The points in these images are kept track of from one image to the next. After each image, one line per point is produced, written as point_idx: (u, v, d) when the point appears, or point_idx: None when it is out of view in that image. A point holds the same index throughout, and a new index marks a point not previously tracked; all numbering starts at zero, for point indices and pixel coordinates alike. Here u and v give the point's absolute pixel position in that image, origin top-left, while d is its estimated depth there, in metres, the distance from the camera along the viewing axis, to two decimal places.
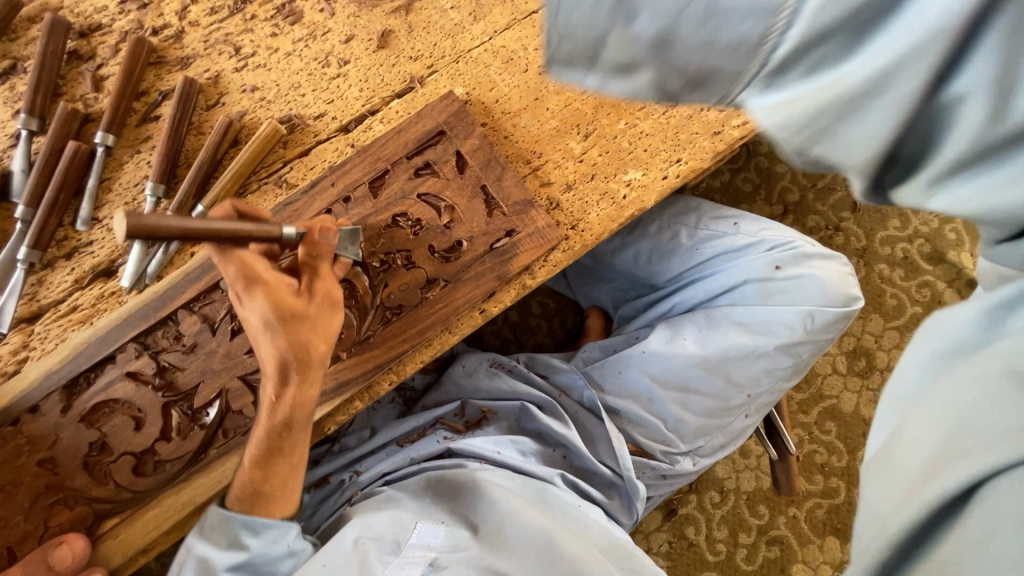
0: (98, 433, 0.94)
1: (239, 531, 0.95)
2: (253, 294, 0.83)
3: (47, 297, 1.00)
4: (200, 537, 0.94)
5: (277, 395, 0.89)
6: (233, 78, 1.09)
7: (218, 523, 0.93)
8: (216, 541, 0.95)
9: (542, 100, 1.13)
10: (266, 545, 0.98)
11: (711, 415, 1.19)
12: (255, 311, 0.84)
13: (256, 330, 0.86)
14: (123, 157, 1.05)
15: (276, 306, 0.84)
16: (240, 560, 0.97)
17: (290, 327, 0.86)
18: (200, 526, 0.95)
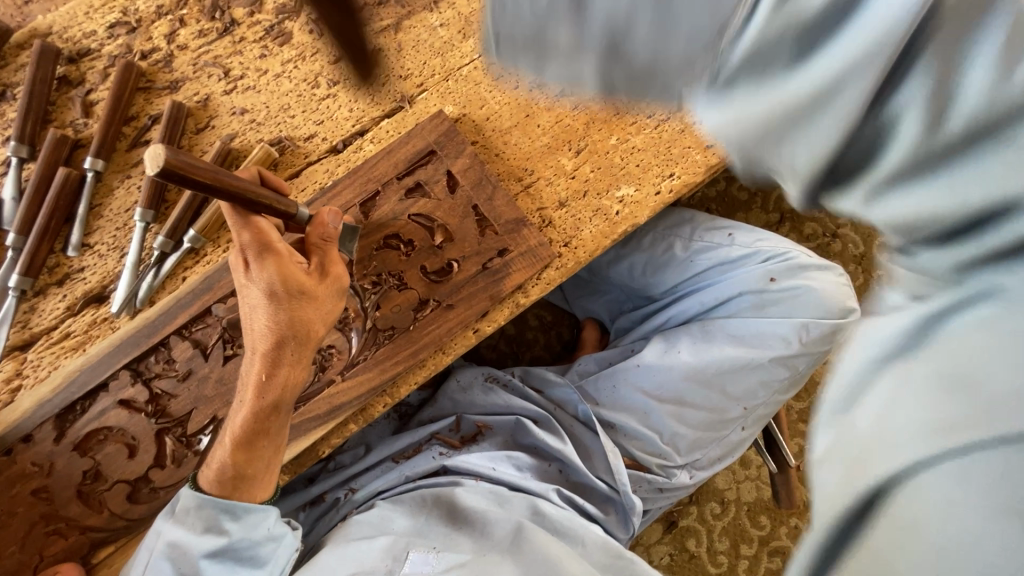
0: (91, 461, 0.94)
1: (218, 512, 0.91)
2: (263, 265, 0.87)
3: (40, 324, 1.00)
4: (173, 523, 0.89)
5: (266, 370, 0.88)
6: (223, 101, 1.09)
7: (198, 503, 0.89)
8: (193, 524, 0.90)
9: (533, 117, 1.13)
10: (245, 529, 0.93)
11: (707, 427, 1.18)
12: (261, 279, 0.87)
13: (256, 307, 0.88)
14: (113, 182, 1.05)
15: (283, 278, 0.87)
16: (217, 544, 0.91)
17: (292, 299, 0.88)
18: (173, 511, 0.90)
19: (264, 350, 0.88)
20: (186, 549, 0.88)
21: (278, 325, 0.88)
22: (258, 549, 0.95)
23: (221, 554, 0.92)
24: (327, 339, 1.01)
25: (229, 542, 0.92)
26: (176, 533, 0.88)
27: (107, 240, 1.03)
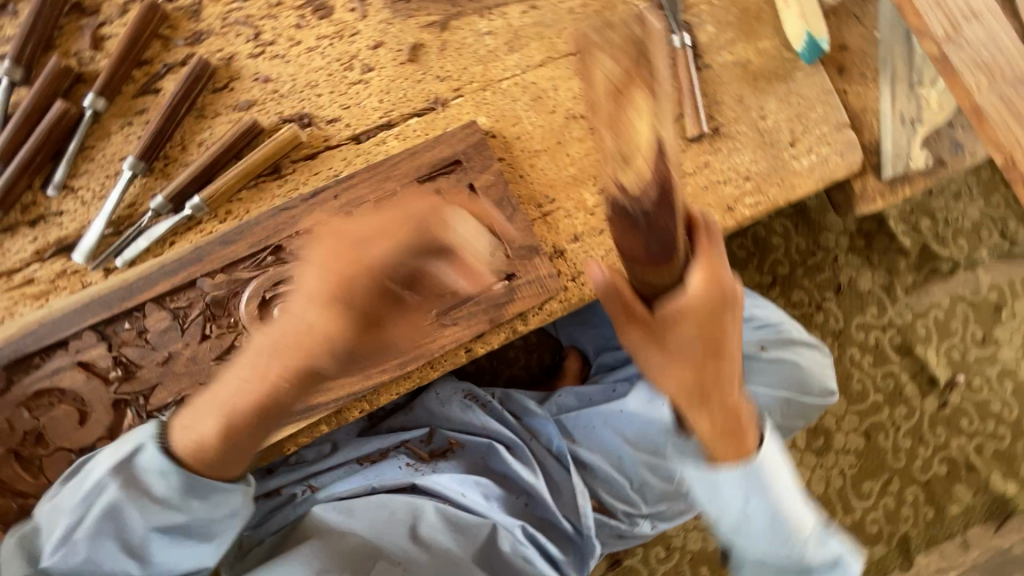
0: (36, 423, 0.86)
1: (176, 486, 0.84)
2: (336, 295, 0.67)
3: (3, 265, 0.92)
4: (126, 481, 0.83)
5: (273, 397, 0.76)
6: (247, 64, 1.02)
7: (157, 470, 0.83)
8: (150, 488, 0.84)
9: (564, 145, 1.11)
10: (203, 510, 0.86)
11: (676, 482, 1.20)
12: (320, 316, 0.68)
13: (295, 336, 0.71)
14: (111, 127, 0.96)
15: (360, 319, 0.69)
16: (167, 516, 0.85)
17: (294, 342, 0.71)
18: (128, 465, 0.83)
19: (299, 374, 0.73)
20: (136, 513, 0.84)
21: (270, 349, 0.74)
22: (215, 529, 0.89)
23: (171, 526, 0.86)
24: None
25: (182, 518, 0.86)
26: (127, 494, 0.83)
27: (93, 186, 0.95)
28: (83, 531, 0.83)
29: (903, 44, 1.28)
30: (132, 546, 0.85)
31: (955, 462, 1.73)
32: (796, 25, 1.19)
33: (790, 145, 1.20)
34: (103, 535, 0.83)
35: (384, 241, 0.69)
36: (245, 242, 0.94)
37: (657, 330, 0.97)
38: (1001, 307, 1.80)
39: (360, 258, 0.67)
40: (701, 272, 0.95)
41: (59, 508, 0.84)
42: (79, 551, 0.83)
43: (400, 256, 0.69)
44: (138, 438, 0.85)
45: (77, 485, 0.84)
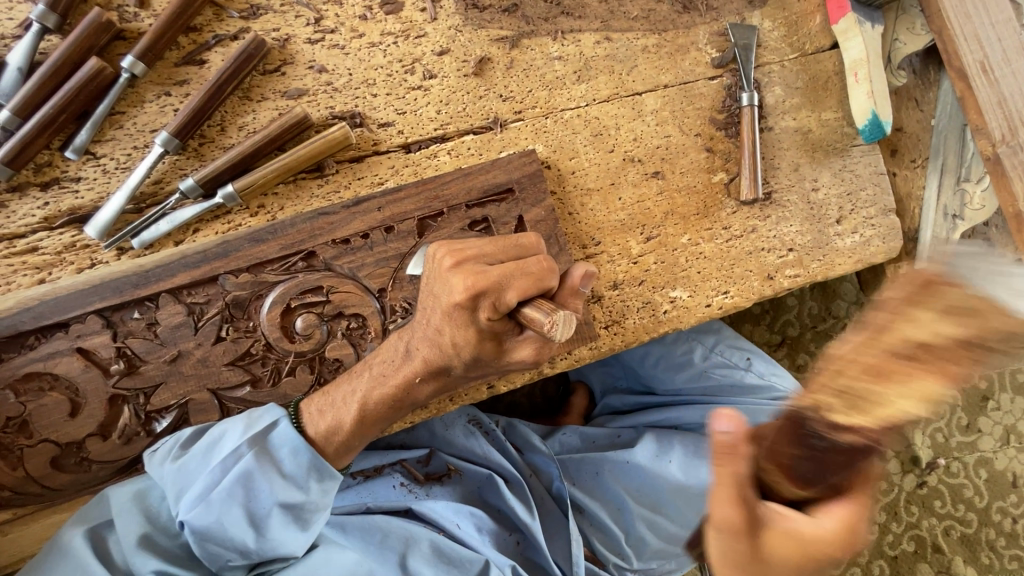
0: (21, 409, 0.79)
1: (305, 464, 0.80)
2: (467, 319, 0.76)
3: (4, 227, 0.83)
4: (262, 452, 0.78)
5: (391, 393, 0.82)
6: (303, 50, 0.95)
7: (291, 446, 0.80)
8: (277, 462, 0.79)
9: (617, 188, 1.07)
10: (315, 493, 0.82)
11: (671, 541, 1.20)
12: (502, 347, 0.80)
13: (437, 339, 0.80)
14: (147, 94, 0.88)
15: (497, 345, 0.80)
16: (295, 498, 0.80)
17: (490, 360, 0.81)
18: (264, 438, 0.79)
19: (430, 367, 0.81)
20: (265, 487, 0.78)
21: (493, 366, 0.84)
22: (319, 516, 0.83)
23: (290, 508, 0.80)
24: (336, 352, 0.90)
25: (302, 501, 0.80)
26: (262, 465, 0.78)
27: (118, 156, 0.87)
28: (218, 500, 0.77)
29: (959, 136, 1.25)
30: (249, 526, 0.78)
31: (922, 542, 1.58)
32: (862, 105, 1.15)
33: (837, 221, 1.19)
34: (231, 504, 0.77)
35: (510, 290, 0.73)
36: (276, 244, 0.88)
37: (759, 522, 0.58)
38: (989, 398, 1.63)
39: (487, 304, 0.74)
40: (843, 505, 0.58)
41: (166, 478, 0.77)
42: (201, 521, 0.76)
43: (530, 312, 0.73)
44: (271, 414, 0.81)
45: (203, 455, 0.78)
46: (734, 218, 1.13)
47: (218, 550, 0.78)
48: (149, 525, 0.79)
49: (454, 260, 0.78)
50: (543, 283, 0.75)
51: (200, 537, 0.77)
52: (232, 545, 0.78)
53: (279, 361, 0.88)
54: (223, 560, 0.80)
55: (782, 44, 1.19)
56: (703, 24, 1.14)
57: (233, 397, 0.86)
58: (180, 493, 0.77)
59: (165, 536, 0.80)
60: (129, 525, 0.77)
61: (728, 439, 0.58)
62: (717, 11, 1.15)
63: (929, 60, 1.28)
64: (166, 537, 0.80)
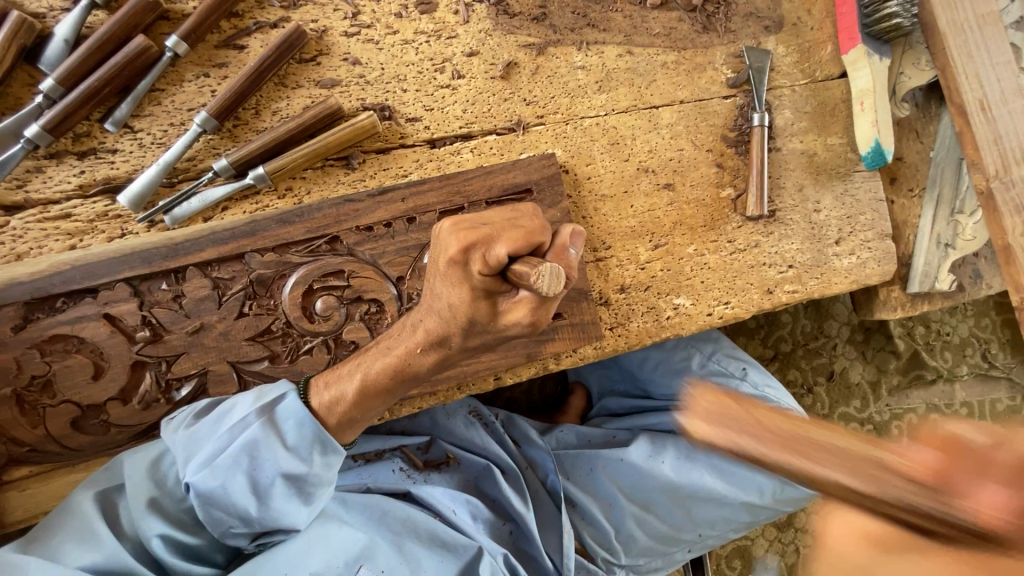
0: (45, 368, 0.81)
1: (310, 437, 0.81)
2: (462, 277, 0.72)
3: (40, 192, 0.86)
4: (270, 422, 0.79)
5: (392, 363, 0.80)
6: (339, 42, 0.99)
7: (297, 418, 0.80)
8: (282, 432, 0.80)
9: (630, 196, 1.12)
10: (319, 467, 0.82)
11: (660, 539, 1.24)
12: (497, 310, 0.72)
13: (439, 305, 0.75)
14: (187, 74, 0.91)
15: (492, 307, 0.72)
16: (299, 470, 0.80)
17: (486, 326, 0.73)
18: (272, 409, 0.80)
19: (430, 337, 0.77)
20: (270, 457, 0.79)
21: (494, 337, 0.76)
22: (322, 490, 0.83)
23: (294, 480, 0.81)
24: (353, 335, 0.93)
25: (306, 473, 0.81)
26: (267, 434, 0.79)
27: (155, 132, 0.90)
28: (224, 466, 0.77)
29: (954, 168, 1.31)
30: (253, 494, 0.79)
31: None
32: (866, 132, 1.21)
33: (835, 242, 1.24)
34: (236, 471, 0.77)
35: (500, 242, 0.68)
36: (303, 227, 0.91)
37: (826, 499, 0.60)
38: None
39: (478, 257, 0.70)
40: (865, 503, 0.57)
41: (177, 443, 0.79)
42: (207, 486, 0.77)
43: (518, 267, 0.67)
44: (280, 387, 0.83)
45: (214, 423, 0.80)
46: (739, 232, 1.17)
47: (222, 516, 0.79)
48: (156, 489, 0.79)
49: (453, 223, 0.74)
50: (536, 236, 0.69)
51: (205, 502, 0.77)
52: (235, 512, 0.79)
53: (298, 340, 0.91)
54: (227, 527, 0.81)
55: (795, 69, 1.24)
56: (721, 45, 1.19)
57: (252, 372, 0.89)
58: (187, 458, 0.78)
59: (171, 500, 0.80)
60: (137, 489, 0.78)
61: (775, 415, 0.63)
62: (735, 34, 1.20)
63: (931, 94, 1.33)
64: (172, 502, 0.80)
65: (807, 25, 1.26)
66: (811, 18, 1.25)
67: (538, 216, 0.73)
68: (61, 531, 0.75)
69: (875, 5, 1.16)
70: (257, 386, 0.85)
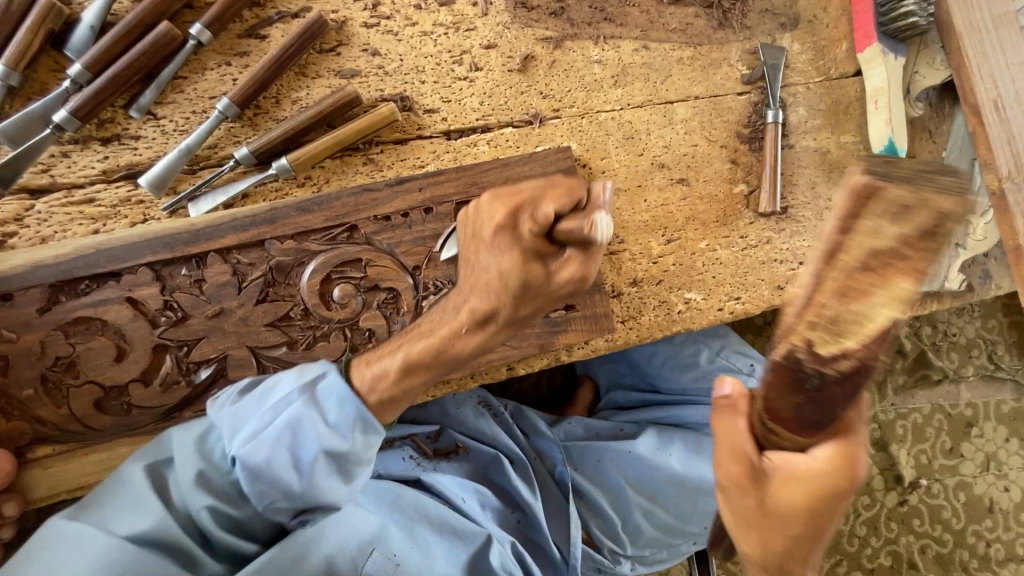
0: (70, 350, 0.83)
1: (350, 415, 0.80)
2: (511, 242, 0.76)
3: (65, 176, 0.87)
4: (311, 399, 0.80)
5: (434, 343, 0.85)
6: (359, 32, 0.99)
7: (338, 395, 0.81)
8: (324, 409, 0.80)
9: (644, 190, 1.13)
10: (359, 445, 0.81)
11: (666, 531, 1.25)
12: (550, 271, 0.77)
13: (488, 276, 0.80)
14: (209, 62, 0.93)
15: (545, 269, 0.77)
16: (339, 448, 0.80)
17: (541, 288, 0.78)
18: (314, 387, 0.81)
19: (476, 313, 0.84)
20: (312, 434, 0.79)
21: (545, 297, 0.81)
22: (361, 469, 0.83)
23: (335, 457, 0.80)
24: (370, 323, 0.94)
25: (346, 450, 0.80)
26: (310, 410, 0.79)
27: (177, 119, 0.91)
28: (268, 440, 0.78)
29: (967, 168, 1.31)
30: (295, 470, 0.78)
31: (898, 558, 1.62)
32: (879, 130, 1.21)
33: None
34: (280, 446, 0.78)
35: (546, 202, 0.70)
36: (321, 215, 0.92)
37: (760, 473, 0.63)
38: (973, 425, 1.68)
39: (528, 218, 0.73)
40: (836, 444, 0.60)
41: (223, 418, 0.81)
42: (251, 459, 0.77)
43: (568, 226, 0.70)
44: (321, 367, 0.84)
45: (259, 399, 0.81)
46: (751, 228, 1.18)
47: (264, 492, 0.79)
48: (204, 462, 0.80)
49: (493, 195, 0.79)
50: (577, 189, 0.70)
51: (249, 476, 0.78)
52: (278, 488, 0.79)
53: (315, 327, 0.92)
54: (268, 504, 0.81)
55: (809, 67, 1.24)
56: (736, 42, 1.19)
57: (270, 358, 0.90)
58: (233, 433, 0.79)
59: (218, 473, 0.80)
60: (186, 462, 0.79)
61: (726, 400, 0.65)
62: (751, 31, 1.20)
63: (945, 94, 1.34)
64: (219, 474, 0.80)
65: (823, 23, 1.26)
66: (827, 16, 1.26)
67: (572, 175, 0.74)
68: (111, 500, 0.77)
69: (892, 4, 1.17)
70: (298, 367, 0.86)
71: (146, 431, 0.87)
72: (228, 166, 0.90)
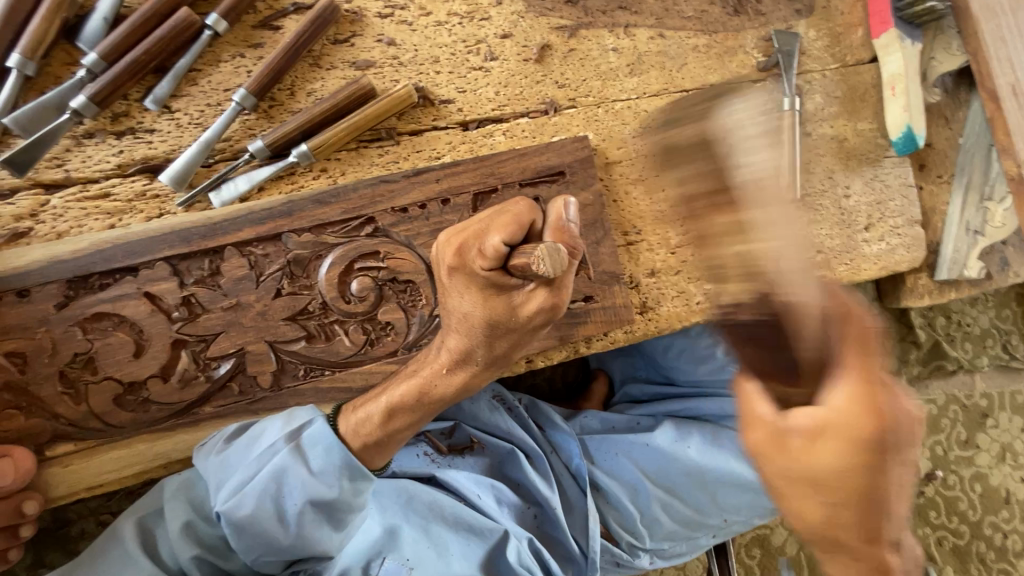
0: (88, 346, 0.82)
1: (337, 463, 0.82)
2: (467, 281, 0.74)
3: (79, 170, 0.87)
4: (298, 449, 0.81)
5: (416, 386, 0.83)
6: (373, 23, 0.98)
7: (324, 443, 0.81)
8: (310, 458, 0.81)
9: (660, 179, 1.11)
10: (348, 492, 0.83)
11: (685, 524, 1.24)
12: (514, 304, 0.74)
13: (456, 317, 0.79)
14: (223, 54, 0.91)
15: (508, 303, 0.74)
16: (326, 497, 0.82)
17: (505, 320, 0.76)
18: (300, 436, 0.82)
19: (454, 354, 0.82)
20: (297, 486, 0.81)
21: (519, 333, 0.79)
22: (353, 513, 0.85)
23: (323, 506, 0.82)
24: (388, 316, 0.93)
25: (334, 499, 0.82)
26: (295, 461, 0.80)
27: (192, 112, 0.90)
28: (253, 493, 0.80)
29: (984, 156, 1.29)
30: (281, 523, 0.81)
31: (916, 550, 1.63)
32: (898, 117, 1.20)
33: (865, 228, 1.22)
34: (264, 498, 0.80)
35: (491, 233, 0.68)
36: (338, 207, 0.91)
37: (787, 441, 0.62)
38: (988, 416, 1.67)
39: (477, 254, 0.71)
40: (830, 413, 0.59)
41: (210, 469, 0.81)
42: (238, 513, 0.80)
43: (516, 260, 0.67)
44: (307, 413, 0.84)
45: (244, 449, 0.82)
46: None
47: (252, 543, 0.82)
48: (190, 513, 0.85)
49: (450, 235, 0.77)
50: (524, 217, 0.68)
51: (235, 530, 0.81)
52: (264, 539, 0.82)
53: (333, 321, 0.91)
54: (259, 553, 0.84)
55: (825, 53, 1.23)
56: (752, 28, 1.18)
57: (290, 354, 0.89)
58: (220, 485, 0.81)
59: (205, 524, 0.86)
60: (174, 512, 0.85)
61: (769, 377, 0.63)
62: (765, 17, 1.19)
63: (961, 80, 1.31)
64: (207, 526, 0.86)
65: (838, 10, 1.24)
66: (842, 3, 1.24)
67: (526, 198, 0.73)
68: (108, 556, 0.83)
69: None
70: (285, 410, 0.86)
71: (164, 427, 0.86)
72: (244, 160, 0.90)
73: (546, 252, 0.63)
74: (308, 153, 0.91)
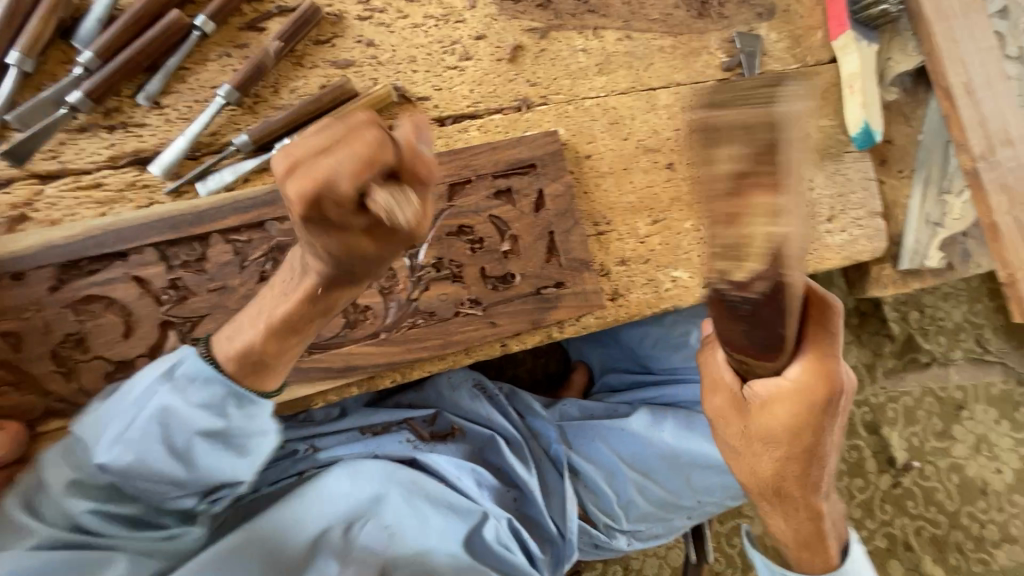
0: (79, 327, 0.87)
1: (217, 394, 0.79)
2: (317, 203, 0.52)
3: (72, 162, 0.91)
4: (174, 387, 0.78)
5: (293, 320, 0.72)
6: (353, 25, 1.04)
7: (196, 377, 0.78)
8: (185, 392, 0.78)
9: (629, 172, 1.17)
10: (238, 419, 0.81)
11: (660, 506, 1.27)
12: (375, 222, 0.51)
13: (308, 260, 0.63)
14: (211, 53, 0.97)
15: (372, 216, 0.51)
16: (213, 427, 0.80)
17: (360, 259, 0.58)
18: (173, 374, 0.78)
19: None
20: (181, 423, 0.78)
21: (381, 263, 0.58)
22: (251, 440, 0.84)
23: (214, 436, 0.81)
24: (367, 299, 0.98)
25: (224, 428, 0.81)
26: (172, 399, 0.78)
27: (181, 108, 0.96)
28: (135, 438, 0.78)
29: (942, 151, 1.36)
30: (173, 460, 0.80)
31: (894, 538, 1.66)
32: (856, 114, 1.26)
33: (827, 220, 1.28)
34: (149, 440, 0.78)
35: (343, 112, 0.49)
36: None
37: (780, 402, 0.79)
38: (963, 407, 1.72)
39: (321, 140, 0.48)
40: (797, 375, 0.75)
41: (91, 422, 0.79)
42: (123, 460, 0.78)
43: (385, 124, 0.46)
44: (179, 352, 0.80)
45: (121, 397, 0.80)
46: None
47: (149, 484, 0.81)
48: (77, 472, 0.81)
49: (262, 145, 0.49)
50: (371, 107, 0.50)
51: (126, 476, 0.79)
52: (161, 478, 0.81)
53: None
54: (162, 495, 0.84)
55: (786, 54, 1.30)
56: (716, 30, 1.24)
57: None
58: (100, 434, 0.79)
59: (93, 480, 0.82)
60: (58, 471, 0.81)
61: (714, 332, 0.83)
62: (728, 20, 1.25)
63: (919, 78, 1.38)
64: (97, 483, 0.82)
65: (798, 13, 1.31)
66: (802, 7, 1.31)
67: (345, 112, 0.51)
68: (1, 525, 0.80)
69: None
70: (166, 355, 0.82)
71: None
72: (230, 153, 0.95)
73: (389, 197, 0.47)
74: (289, 145, 0.96)
